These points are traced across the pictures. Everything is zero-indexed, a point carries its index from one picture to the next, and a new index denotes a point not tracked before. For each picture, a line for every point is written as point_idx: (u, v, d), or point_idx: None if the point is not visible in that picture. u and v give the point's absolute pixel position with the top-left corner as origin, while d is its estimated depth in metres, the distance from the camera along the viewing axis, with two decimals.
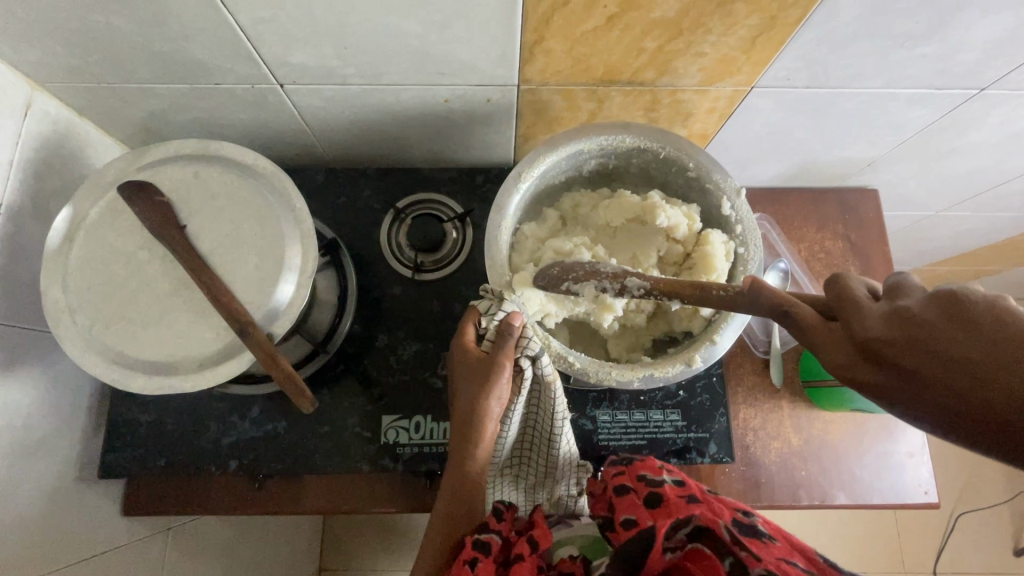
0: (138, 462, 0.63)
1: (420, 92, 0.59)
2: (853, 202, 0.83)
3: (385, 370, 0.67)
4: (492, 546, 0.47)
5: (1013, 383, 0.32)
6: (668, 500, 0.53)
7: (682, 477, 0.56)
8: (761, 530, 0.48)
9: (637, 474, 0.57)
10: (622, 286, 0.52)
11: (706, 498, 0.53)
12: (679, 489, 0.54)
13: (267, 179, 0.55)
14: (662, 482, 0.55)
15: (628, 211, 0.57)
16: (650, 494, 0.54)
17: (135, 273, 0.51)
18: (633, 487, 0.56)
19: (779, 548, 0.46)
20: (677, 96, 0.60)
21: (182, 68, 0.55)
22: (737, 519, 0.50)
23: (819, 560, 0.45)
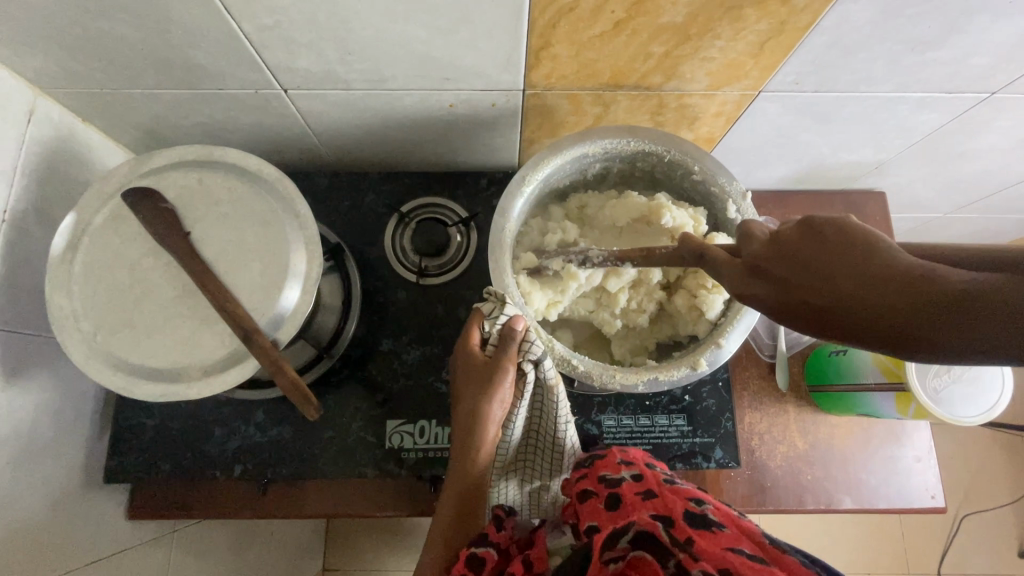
0: (143, 467, 0.63)
1: (424, 97, 0.59)
2: (860, 205, 0.82)
3: (390, 374, 0.66)
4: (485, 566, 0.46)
5: (855, 285, 0.29)
6: (625, 499, 0.52)
7: (641, 469, 0.56)
8: (711, 519, 0.48)
9: (598, 475, 0.57)
10: (584, 254, 0.54)
11: (661, 491, 0.53)
12: (637, 486, 0.54)
13: (271, 184, 0.55)
14: (620, 479, 0.55)
15: (632, 212, 0.57)
16: (609, 495, 0.54)
17: (139, 280, 0.51)
18: (594, 489, 0.56)
19: (727, 538, 0.46)
20: (684, 100, 0.60)
21: (185, 74, 0.54)
22: (688, 512, 0.50)
23: (766, 543, 0.45)
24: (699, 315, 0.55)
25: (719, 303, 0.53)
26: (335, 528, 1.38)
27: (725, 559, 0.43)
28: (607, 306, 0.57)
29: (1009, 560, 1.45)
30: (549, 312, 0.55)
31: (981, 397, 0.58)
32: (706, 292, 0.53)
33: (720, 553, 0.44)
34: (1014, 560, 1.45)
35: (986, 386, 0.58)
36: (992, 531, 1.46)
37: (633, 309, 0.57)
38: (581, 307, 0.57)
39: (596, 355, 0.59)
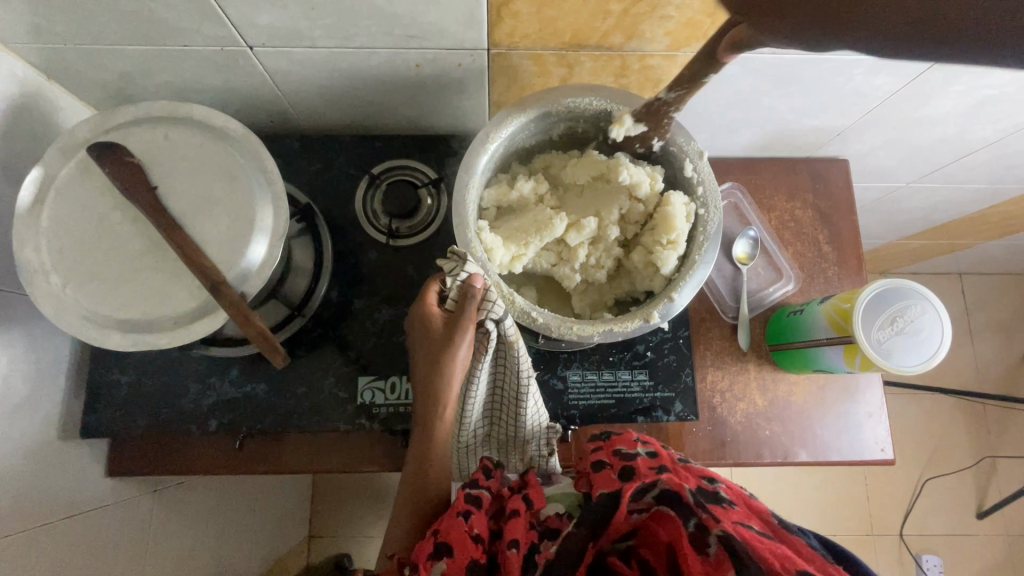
0: (120, 422, 0.65)
1: (390, 56, 0.59)
2: (823, 171, 0.85)
3: (363, 333, 0.68)
4: (482, 501, 0.54)
5: None
6: (639, 472, 0.56)
7: (655, 448, 0.59)
8: (723, 496, 0.52)
9: (614, 449, 0.59)
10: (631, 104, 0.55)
11: (676, 468, 0.57)
12: (652, 461, 0.57)
13: (237, 141, 0.55)
14: (635, 454, 0.58)
15: (594, 169, 0.58)
16: (624, 467, 0.57)
17: (107, 233, 0.51)
18: (610, 462, 0.58)
19: (738, 513, 0.50)
20: (645, 61, 0.61)
21: (149, 28, 0.55)
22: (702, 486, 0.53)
23: (772, 522, 0.51)
24: (656, 272, 0.57)
25: (674, 259, 0.55)
26: (320, 497, 1.41)
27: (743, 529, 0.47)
28: (568, 262, 0.58)
29: (966, 519, 1.53)
30: (513, 265, 0.56)
31: (922, 349, 0.59)
32: (661, 248, 0.55)
33: (737, 525, 0.48)
34: (973, 520, 1.52)
35: (926, 338, 0.59)
36: (951, 493, 1.53)
37: (592, 266, 0.59)
38: (542, 262, 0.58)
39: (558, 310, 0.61)
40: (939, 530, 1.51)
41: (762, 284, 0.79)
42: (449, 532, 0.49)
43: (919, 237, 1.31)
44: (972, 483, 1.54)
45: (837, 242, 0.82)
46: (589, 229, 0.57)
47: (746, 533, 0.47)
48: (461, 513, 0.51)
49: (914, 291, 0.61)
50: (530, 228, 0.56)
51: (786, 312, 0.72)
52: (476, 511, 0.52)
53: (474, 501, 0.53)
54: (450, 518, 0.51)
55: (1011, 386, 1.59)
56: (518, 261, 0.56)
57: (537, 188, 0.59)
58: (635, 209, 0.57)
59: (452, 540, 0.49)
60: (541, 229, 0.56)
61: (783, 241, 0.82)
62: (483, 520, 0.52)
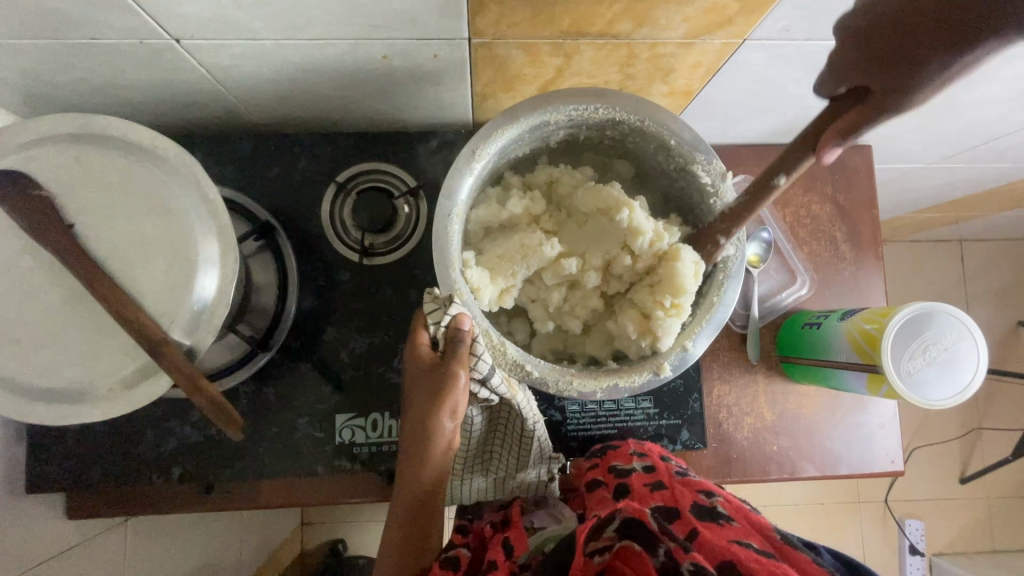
0: (73, 472, 0.59)
1: (351, 47, 0.49)
2: (844, 159, 0.76)
3: (338, 364, 0.61)
4: (459, 563, 0.48)
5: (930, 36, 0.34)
6: (631, 489, 0.52)
7: (653, 460, 0.55)
8: (721, 513, 0.47)
9: (609, 466, 0.57)
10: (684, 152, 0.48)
11: (672, 483, 0.51)
12: (647, 476, 0.53)
13: (169, 162, 0.45)
14: (631, 470, 0.54)
15: (597, 200, 0.50)
16: (618, 484, 0.53)
17: (15, 285, 0.42)
18: (604, 480, 0.56)
19: (734, 531, 0.45)
20: (657, 50, 0.51)
21: (45, 21, 0.43)
22: (698, 503, 0.48)
23: (775, 537, 0.44)
24: (648, 340, 0.49)
25: (678, 328, 0.48)
26: None
27: (728, 550, 0.41)
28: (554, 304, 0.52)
29: (950, 485, 1.55)
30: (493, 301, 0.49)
31: (954, 376, 0.56)
32: (662, 315, 0.48)
33: (724, 544, 0.42)
34: (956, 485, 1.55)
35: (959, 369, 0.55)
36: (938, 461, 1.55)
37: (571, 311, 0.52)
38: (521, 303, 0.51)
39: (537, 354, 0.55)
40: (923, 496, 1.54)
41: (774, 288, 0.73)
42: None
43: (929, 211, 1.25)
44: (960, 451, 1.55)
45: (856, 240, 0.75)
46: (575, 264, 0.50)
47: (732, 551, 0.41)
48: None
49: (944, 313, 0.56)
50: (515, 253, 0.49)
51: (799, 323, 0.67)
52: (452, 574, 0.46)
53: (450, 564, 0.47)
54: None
55: (1004, 355, 1.59)
56: (502, 298, 0.50)
57: (534, 208, 0.52)
58: (635, 258, 0.50)
59: None
60: (527, 259, 0.49)
61: (798, 239, 0.75)
62: None
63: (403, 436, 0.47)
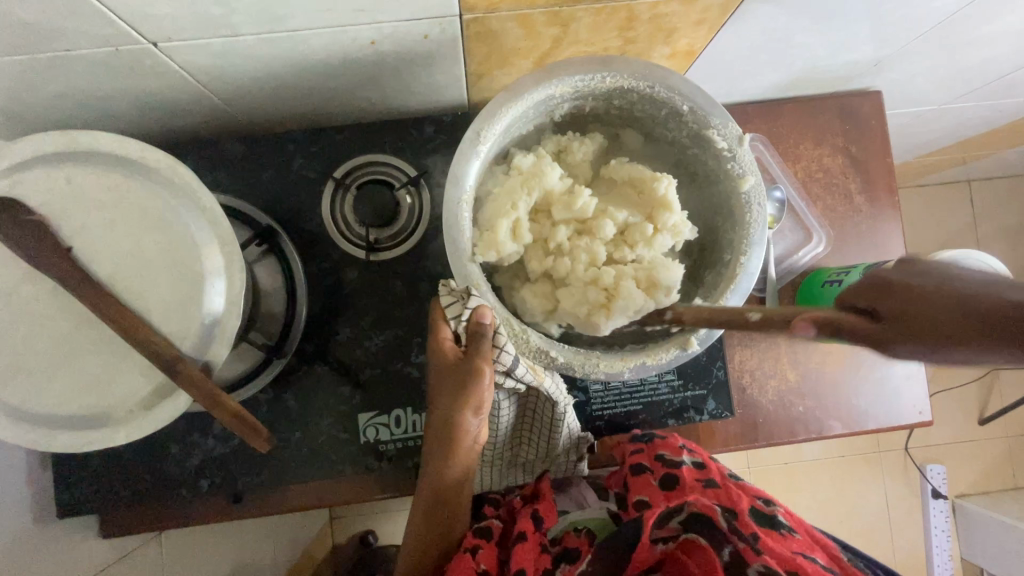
0: (100, 494, 0.58)
1: (337, 35, 0.46)
2: (854, 108, 0.74)
3: (355, 363, 0.60)
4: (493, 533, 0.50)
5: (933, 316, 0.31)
6: (683, 483, 0.52)
7: (703, 459, 0.55)
8: (780, 521, 0.48)
9: (656, 454, 0.55)
10: (706, 125, 0.46)
11: (725, 483, 0.52)
12: (698, 473, 0.53)
13: (161, 174, 0.43)
14: (680, 462, 0.54)
15: (633, 173, 0.50)
16: (667, 474, 0.53)
17: (21, 314, 0.41)
18: (650, 466, 0.54)
19: (797, 543, 0.47)
20: (658, 10, 0.49)
21: (14, 35, 0.41)
22: (756, 507, 0.50)
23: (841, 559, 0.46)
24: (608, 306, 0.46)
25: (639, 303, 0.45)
26: None
27: (795, 562, 0.44)
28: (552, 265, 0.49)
29: (970, 428, 1.55)
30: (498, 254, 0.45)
31: None
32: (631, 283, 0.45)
33: (789, 555, 0.44)
34: (976, 427, 1.55)
35: None
36: (956, 406, 1.54)
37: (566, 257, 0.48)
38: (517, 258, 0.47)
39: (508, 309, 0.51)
40: (944, 440, 1.54)
41: (790, 248, 0.71)
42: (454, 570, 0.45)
43: (937, 155, 1.21)
44: (978, 394, 1.54)
45: (871, 191, 0.73)
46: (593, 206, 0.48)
47: (796, 564, 0.44)
48: (468, 550, 0.47)
49: (974, 260, 0.55)
50: (518, 184, 0.47)
51: (820, 281, 0.66)
52: (485, 545, 0.48)
53: (483, 533, 0.49)
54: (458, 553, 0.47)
55: None
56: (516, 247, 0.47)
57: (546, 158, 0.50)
58: (658, 229, 0.48)
59: None
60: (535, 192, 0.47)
61: (811, 195, 0.73)
62: (493, 554, 0.48)
63: (427, 430, 0.47)
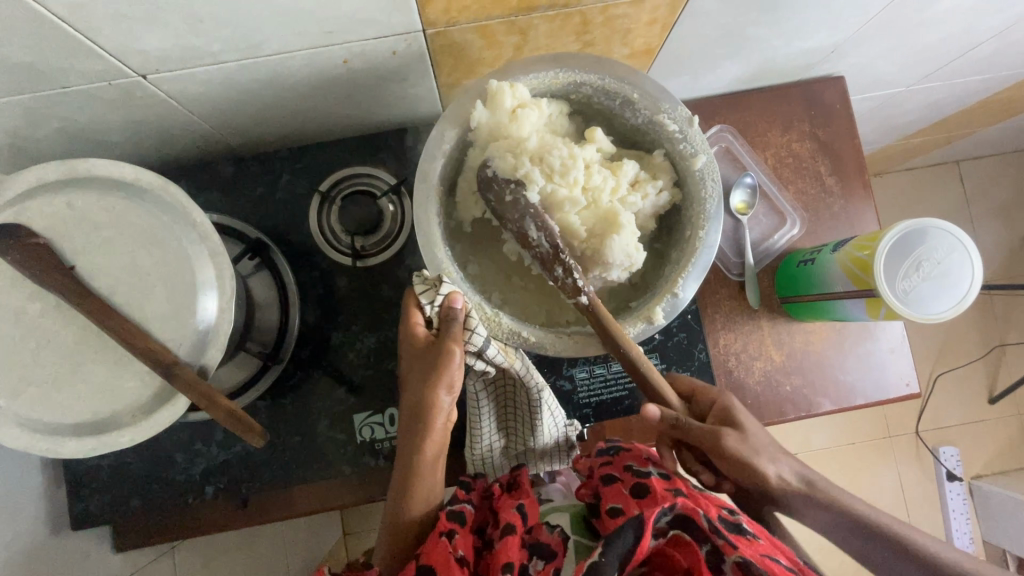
0: (112, 506, 0.61)
1: (311, 56, 0.50)
2: (818, 94, 0.76)
3: (348, 367, 0.63)
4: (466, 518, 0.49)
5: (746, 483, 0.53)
6: (652, 492, 0.49)
7: (669, 469, 0.53)
8: (746, 527, 0.48)
9: (624, 464, 0.53)
10: (658, 111, 0.50)
11: (692, 493, 0.50)
12: (667, 484, 0.50)
13: (154, 194, 0.46)
14: (649, 472, 0.52)
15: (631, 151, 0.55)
16: (636, 484, 0.50)
17: (30, 331, 0.44)
18: (619, 475, 0.52)
19: (765, 544, 0.47)
20: (609, 12, 0.52)
21: (16, 76, 0.45)
22: (722, 515, 0.48)
23: (798, 559, 0.47)
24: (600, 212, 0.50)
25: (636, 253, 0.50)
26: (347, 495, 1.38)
27: (765, 559, 0.45)
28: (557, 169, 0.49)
29: (980, 408, 1.53)
30: (501, 97, 0.48)
31: (953, 288, 0.56)
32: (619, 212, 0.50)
33: (761, 558, 0.45)
34: (986, 406, 1.53)
35: (956, 284, 0.56)
36: (964, 385, 1.53)
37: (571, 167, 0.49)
38: (510, 126, 0.49)
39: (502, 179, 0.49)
40: (954, 422, 1.52)
41: (765, 232, 0.73)
42: (432, 553, 0.45)
43: (918, 136, 1.23)
44: (985, 374, 1.52)
45: (841, 172, 0.75)
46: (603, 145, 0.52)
47: (767, 566, 0.44)
48: (444, 534, 0.46)
49: (937, 228, 0.56)
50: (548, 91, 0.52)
51: (795, 261, 0.68)
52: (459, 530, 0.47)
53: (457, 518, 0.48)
54: (433, 538, 0.46)
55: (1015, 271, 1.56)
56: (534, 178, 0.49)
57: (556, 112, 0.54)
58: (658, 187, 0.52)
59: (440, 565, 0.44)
60: (556, 107, 0.53)
61: (783, 180, 0.75)
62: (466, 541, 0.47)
63: (402, 411, 0.49)
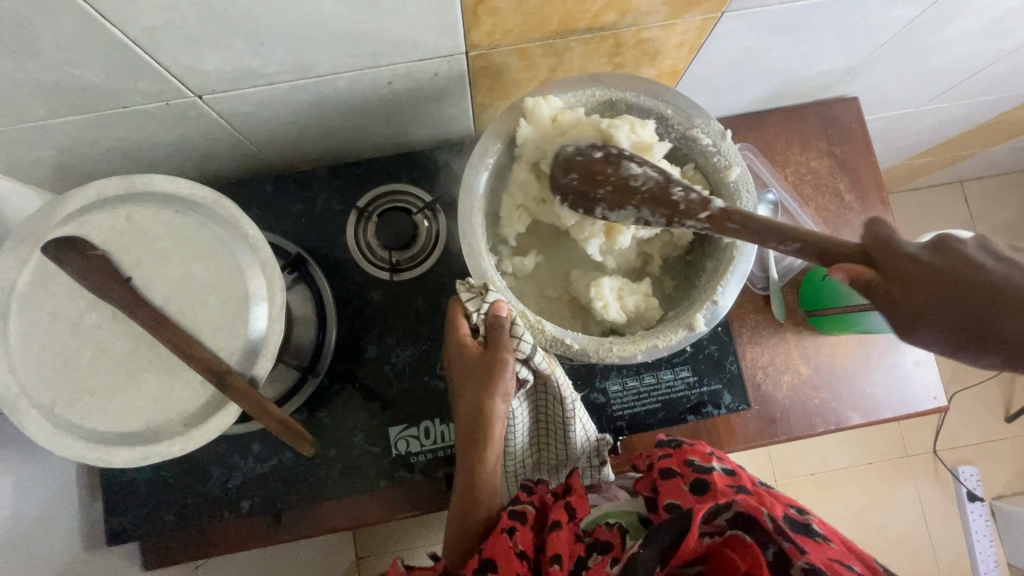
0: (146, 521, 0.61)
1: (359, 77, 0.52)
2: (834, 113, 0.79)
3: (383, 381, 0.63)
4: (527, 516, 0.49)
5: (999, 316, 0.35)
6: (713, 488, 0.50)
7: (732, 466, 0.54)
8: (814, 529, 0.47)
9: (685, 459, 0.54)
10: (691, 125, 0.52)
11: (757, 491, 0.50)
12: (728, 479, 0.52)
13: (208, 208, 0.48)
14: (711, 469, 0.52)
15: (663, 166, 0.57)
16: (697, 480, 0.52)
17: (86, 340, 0.45)
18: (679, 471, 0.53)
19: (835, 550, 0.45)
20: (642, 35, 0.55)
21: (81, 96, 0.47)
22: (790, 515, 0.48)
23: (873, 566, 0.45)
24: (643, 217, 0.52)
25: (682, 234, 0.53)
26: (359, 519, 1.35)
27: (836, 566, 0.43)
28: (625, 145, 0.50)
29: (997, 426, 1.52)
30: (541, 111, 0.51)
31: None
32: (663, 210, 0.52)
33: (830, 563, 0.43)
34: (1003, 425, 1.51)
35: None
36: (979, 404, 1.52)
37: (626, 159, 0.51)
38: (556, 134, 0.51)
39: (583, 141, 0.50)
40: (971, 440, 1.50)
41: None
42: (492, 546, 0.46)
43: (924, 156, 1.25)
44: (1001, 391, 1.52)
45: (859, 188, 0.77)
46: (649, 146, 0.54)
47: (837, 571, 0.43)
48: (505, 531, 0.47)
49: None
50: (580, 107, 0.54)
51: (820, 274, 0.69)
52: (521, 526, 0.48)
53: (518, 516, 0.49)
54: (494, 532, 0.47)
55: None
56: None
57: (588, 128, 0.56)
58: None
59: (496, 557, 0.45)
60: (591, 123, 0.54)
61: (803, 197, 0.77)
62: (528, 537, 0.47)
63: (457, 422, 0.49)
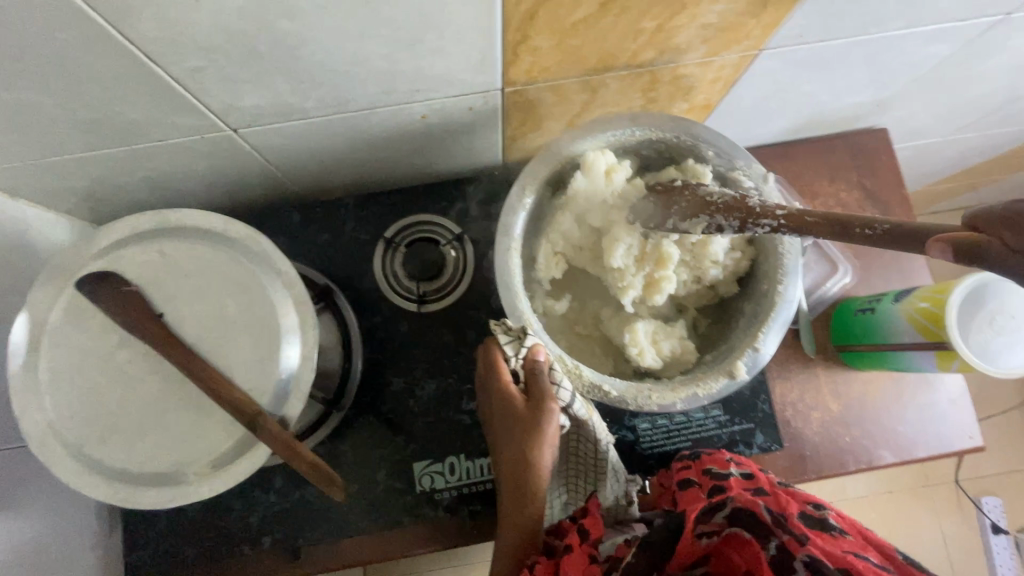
0: (165, 555, 0.60)
1: (394, 112, 0.52)
2: (863, 144, 0.78)
3: (407, 414, 0.62)
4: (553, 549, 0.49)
5: None
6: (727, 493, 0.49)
7: (752, 470, 0.51)
8: (830, 525, 0.45)
9: (705, 468, 0.53)
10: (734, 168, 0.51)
11: (776, 491, 0.48)
12: (746, 484, 0.50)
13: (242, 243, 0.48)
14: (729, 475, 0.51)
15: None
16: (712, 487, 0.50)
17: (117, 378, 0.45)
18: (699, 481, 0.52)
19: (849, 544, 0.43)
20: (678, 72, 0.54)
21: (118, 131, 0.47)
22: (803, 514, 0.46)
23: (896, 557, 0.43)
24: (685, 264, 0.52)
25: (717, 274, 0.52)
26: None
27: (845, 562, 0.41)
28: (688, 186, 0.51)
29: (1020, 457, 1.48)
30: (596, 165, 0.51)
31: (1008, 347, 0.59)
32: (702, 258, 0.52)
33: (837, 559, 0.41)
34: None
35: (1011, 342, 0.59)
36: (1001, 432, 1.48)
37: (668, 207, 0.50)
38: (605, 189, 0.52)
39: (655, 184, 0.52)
40: (993, 471, 1.47)
41: (818, 280, 0.71)
42: None
43: (946, 182, 1.24)
44: None
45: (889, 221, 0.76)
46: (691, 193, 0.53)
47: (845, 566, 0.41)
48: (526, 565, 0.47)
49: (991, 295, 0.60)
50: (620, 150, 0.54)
51: (851, 309, 0.68)
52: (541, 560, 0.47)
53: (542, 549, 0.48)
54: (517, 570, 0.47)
55: None
56: (614, 245, 0.51)
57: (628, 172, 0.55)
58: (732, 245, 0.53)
59: None
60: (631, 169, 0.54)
61: None
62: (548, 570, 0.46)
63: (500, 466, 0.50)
